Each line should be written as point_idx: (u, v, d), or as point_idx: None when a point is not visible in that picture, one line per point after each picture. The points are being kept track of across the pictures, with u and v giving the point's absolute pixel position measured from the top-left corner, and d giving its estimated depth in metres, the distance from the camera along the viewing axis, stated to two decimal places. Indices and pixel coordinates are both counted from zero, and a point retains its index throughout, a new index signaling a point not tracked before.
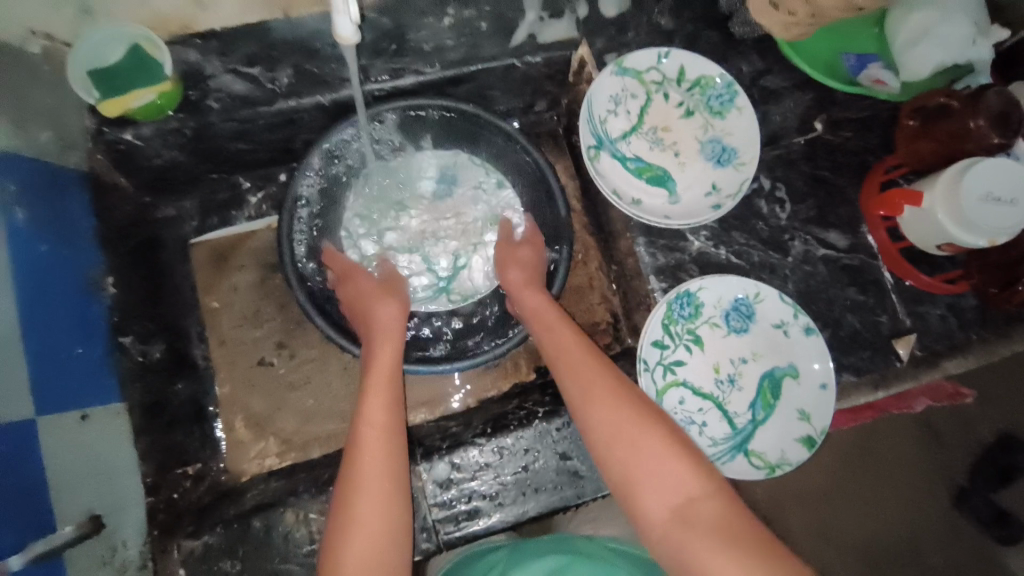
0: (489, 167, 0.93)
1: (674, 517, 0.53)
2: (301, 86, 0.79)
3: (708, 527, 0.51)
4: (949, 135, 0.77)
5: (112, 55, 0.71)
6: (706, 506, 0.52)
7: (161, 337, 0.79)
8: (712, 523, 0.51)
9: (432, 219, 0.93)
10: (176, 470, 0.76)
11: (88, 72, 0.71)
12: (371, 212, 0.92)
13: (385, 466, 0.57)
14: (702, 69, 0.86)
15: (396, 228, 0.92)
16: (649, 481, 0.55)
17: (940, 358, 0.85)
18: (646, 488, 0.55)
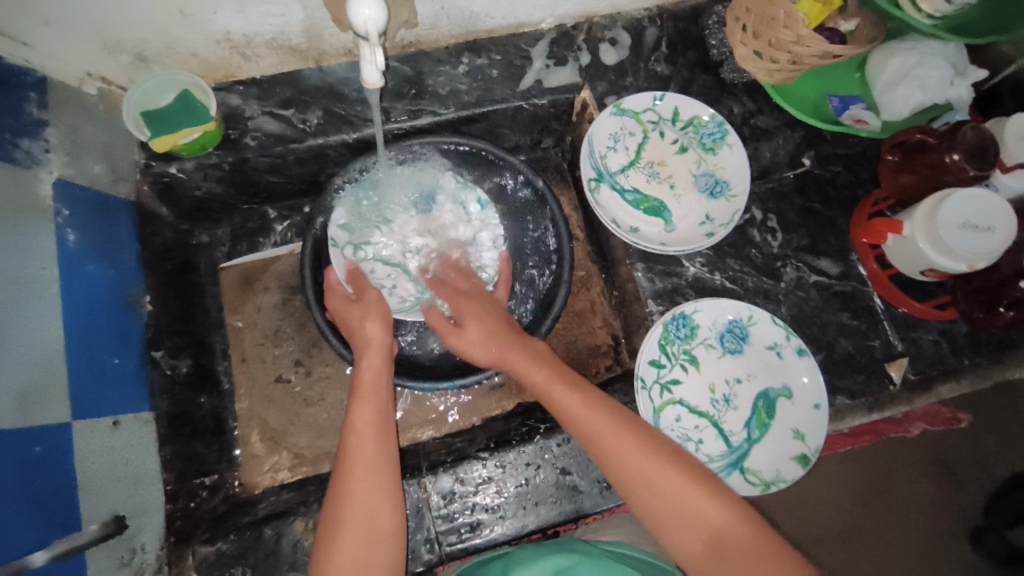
0: (470, 187, 0.96)
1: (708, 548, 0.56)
2: (329, 126, 0.88)
3: (741, 556, 0.54)
4: (929, 168, 0.82)
5: (165, 98, 0.81)
6: (735, 534, 0.56)
7: (189, 353, 0.85)
8: (743, 550, 0.55)
9: (415, 234, 0.94)
10: (194, 480, 0.79)
11: (145, 114, 0.80)
12: (357, 224, 0.92)
13: (378, 495, 0.61)
14: (694, 109, 0.93)
15: (381, 243, 0.93)
16: (669, 511, 0.58)
17: (935, 383, 0.88)
18: (668, 517, 0.58)
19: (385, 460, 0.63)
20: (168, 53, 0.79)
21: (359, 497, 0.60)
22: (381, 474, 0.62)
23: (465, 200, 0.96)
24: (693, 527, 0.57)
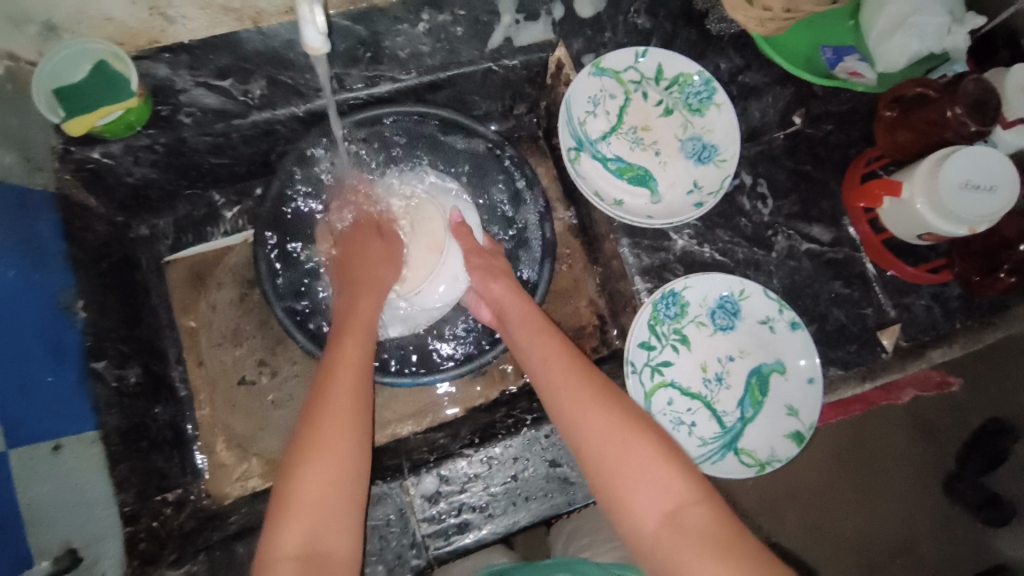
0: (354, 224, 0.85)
1: (664, 521, 0.54)
2: (276, 97, 0.79)
3: (695, 532, 0.52)
4: (926, 124, 0.77)
5: (81, 73, 0.69)
6: (697, 513, 0.54)
7: (137, 360, 0.78)
8: (698, 527, 0.53)
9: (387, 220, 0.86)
10: (156, 497, 0.74)
11: (54, 91, 0.69)
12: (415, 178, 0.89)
13: (345, 444, 0.56)
14: (679, 67, 0.86)
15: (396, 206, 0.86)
16: (641, 487, 0.56)
17: (927, 348, 0.86)
18: (638, 493, 0.56)
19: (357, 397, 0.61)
20: (81, 19, 0.67)
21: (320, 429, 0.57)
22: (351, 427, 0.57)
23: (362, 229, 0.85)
24: (658, 496, 0.55)
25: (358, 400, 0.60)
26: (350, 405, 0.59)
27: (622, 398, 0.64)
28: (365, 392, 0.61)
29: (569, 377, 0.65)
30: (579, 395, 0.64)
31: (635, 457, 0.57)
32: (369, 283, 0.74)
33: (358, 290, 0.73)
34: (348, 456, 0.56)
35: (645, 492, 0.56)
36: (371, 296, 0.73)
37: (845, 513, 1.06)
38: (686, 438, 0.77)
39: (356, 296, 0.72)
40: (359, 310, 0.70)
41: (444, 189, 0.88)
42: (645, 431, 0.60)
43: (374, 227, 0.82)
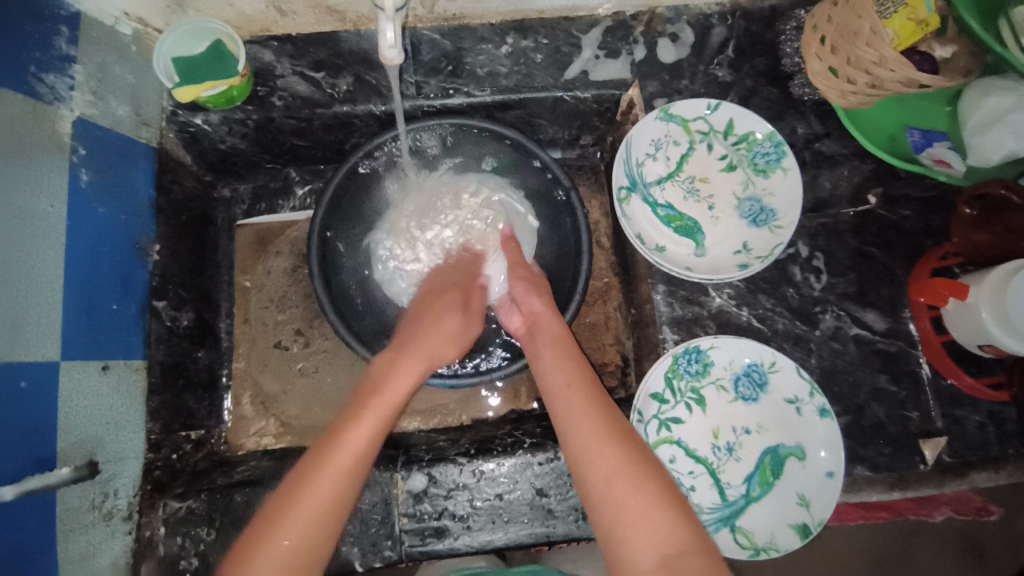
0: (404, 202, 0.90)
1: (663, 566, 0.53)
2: (358, 94, 0.85)
3: None
4: (1007, 229, 0.73)
5: (200, 48, 0.80)
6: (694, 562, 0.53)
7: (191, 306, 0.86)
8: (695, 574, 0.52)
9: (430, 205, 0.90)
10: (179, 433, 0.81)
11: (173, 60, 0.79)
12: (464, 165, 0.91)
13: (307, 550, 0.53)
14: (751, 125, 0.84)
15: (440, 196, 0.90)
16: (641, 528, 0.55)
17: (972, 470, 0.77)
18: (638, 534, 0.55)
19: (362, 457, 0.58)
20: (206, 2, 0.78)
21: (320, 479, 0.56)
22: (342, 489, 0.56)
23: (412, 209, 0.90)
24: (657, 541, 0.54)
25: (335, 502, 0.56)
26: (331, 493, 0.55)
27: (631, 434, 0.63)
28: (367, 456, 0.59)
29: (581, 401, 0.65)
30: (592, 424, 0.62)
31: (640, 498, 0.56)
32: (413, 352, 0.72)
33: (399, 359, 0.70)
34: (327, 526, 0.54)
35: (645, 535, 0.54)
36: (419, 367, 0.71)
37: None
38: None
39: (394, 366, 0.69)
40: (389, 383, 0.67)
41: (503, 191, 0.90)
42: (650, 473, 0.58)
43: (458, 297, 0.80)
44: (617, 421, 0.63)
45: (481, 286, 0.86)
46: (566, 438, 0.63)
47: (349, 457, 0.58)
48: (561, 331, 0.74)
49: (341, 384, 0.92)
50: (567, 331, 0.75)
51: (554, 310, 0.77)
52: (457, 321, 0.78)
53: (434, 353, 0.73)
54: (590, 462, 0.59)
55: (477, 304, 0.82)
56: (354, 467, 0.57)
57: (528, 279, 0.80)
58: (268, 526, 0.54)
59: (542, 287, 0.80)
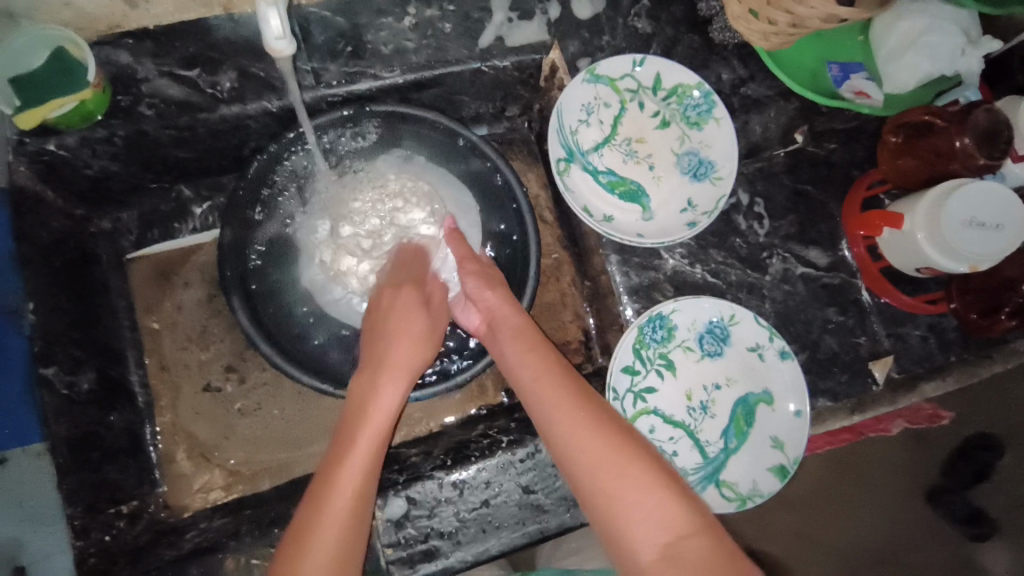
0: (333, 205, 0.82)
1: (664, 557, 0.51)
2: (245, 90, 0.73)
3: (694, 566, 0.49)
4: (934, 153, 0.75)
5: (38, 61, 0.66)
6: (695, 544, 0.51)
7: (91, 365, 0.74)
8: (698, 560, 0.50)
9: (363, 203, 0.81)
10: (108, 510, 0.71)
11: (10, 78, 0.65)
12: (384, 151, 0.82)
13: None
14: (679, 77, 0.81)
15: (363, 193, 0.82)
16: (635, 519, 0.53)
17: (919, 380, 0.83)
18: (633, 527, 0.52)
19: (358, 512, 0.58)
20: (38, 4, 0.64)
21: (311, 546, 0.55)
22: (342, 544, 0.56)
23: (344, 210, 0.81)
24: (652, 531, 0.52)
25: (346, 536, 0.56)
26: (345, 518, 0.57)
27: (614, 417, 0.60)
28: (360, 510, 0.58)
29: (555, 394, 0.62)
30: (574, 415, 0.59)
31: (631, 483, 0.54)
32: (391, 366, 0.68)
33: (377, 377, 0.67)
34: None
35: (640, 527, 0.52)
36: (397, 385, 0.67)
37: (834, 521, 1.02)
38: None
39: (373, 385, 0.66)
40: (373, 406, 0.64)
41: (433, 170, 0.83)
42: (636, 460, 0.56)
43: (420, 290, 0.75)
44: (596, 408, 0.60)
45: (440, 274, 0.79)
46: (548, 437, 0.60)
47: (340, 517, 0.57)
48: (524, 322, 0.70)
49: (291, 416, 0.84)
50: (532, 322, 0.71)
51: (514, 302, 0.72)
52: (426, 315, 0.73)
53: (413, 363, 0.69)
54: (573, 457, 0.57)
55: (438, 298, 0.76)
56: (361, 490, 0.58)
57: (477, 274, 0.74)
58: (309, 522, 0.56)
59: (496, 279, 0.74)
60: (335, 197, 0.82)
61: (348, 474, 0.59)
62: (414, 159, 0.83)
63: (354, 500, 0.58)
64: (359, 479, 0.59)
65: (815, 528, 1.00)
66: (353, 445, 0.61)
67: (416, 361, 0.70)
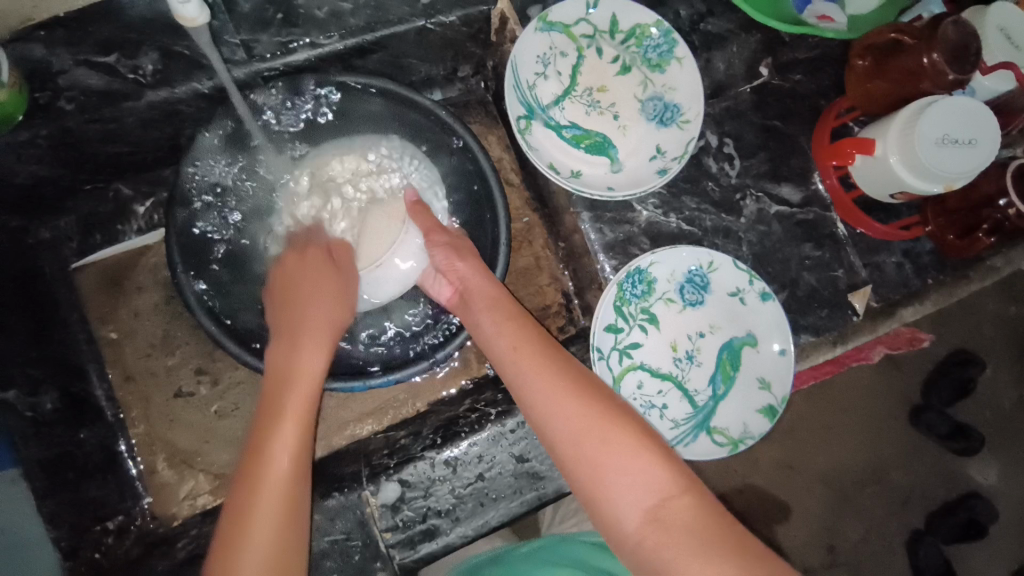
0: (291, 189, 0.78)
1: (651, 519, 0.49)
2: (171, 73, 0.67)
3: (681, 526, 0.48)
4: (905, 73, 0.73)
5: None
6: (681, 506, 0.49)
7: (53, 385, 0.69)
8: (684, 519, 0.48)
9: (321, 185, 0.77)
10: (94, 528, 0.69)
11: None
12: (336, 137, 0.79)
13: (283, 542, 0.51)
14: (635, 17, 0.77)
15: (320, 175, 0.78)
16: (619, 482, 0.51)
17: (896, 306, 0.84)
18: (618, 491, 0.51)
19: (292, 497, 0.53)
20: None
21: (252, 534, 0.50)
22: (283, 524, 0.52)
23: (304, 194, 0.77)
24: (637, 494, 0.50)
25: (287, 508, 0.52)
26: (276, 507, 0.52)
27: (596, 385, 0.58)
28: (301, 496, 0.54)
29: (532, 363, 0.60)
30: (551, 384, 0.57)
31: (611, 450, 0.52)
32: (309, 330, 0.63)
33: (299, 340, 0.62)
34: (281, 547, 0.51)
35: (625, 490, 0.51)
36: (318, 347, 0.62)
37: (816, 448, 1.05)
38: (658, 422, 0.74)
39: (295, 349, 0.61)
40: (296, 365, 0.60)
41: (395, 150, 0.79)
42: (617, 422, 0.54)
43: (324, 254, 0.71)
44: (576, 374, 0.59)
45: (396, 251, 0.75)
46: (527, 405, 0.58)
47: (278, 501, 0.52)
48: (499, 294, 0.67)
49: None
50: (508, 294, 0.68)
51: (488, 276, 0.69)
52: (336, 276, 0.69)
53: (332, 323, 0.65)
54: (554, 423, 0.56)
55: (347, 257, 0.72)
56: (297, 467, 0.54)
57: (447, 246, 0.71)
58: (243, 497, 0.52)
59: (471, 253, 0.71)
60: (292, 182, 0.78)
61: (277, 447, 0.54)
62: (370, 137, 0.79)
63: (283, 488, 0.53)
64: (289, 441, 0.55)
65: (802, 456, 1.05)
66: (283, 410, 0.56)
67: (334, 319, 0.65)
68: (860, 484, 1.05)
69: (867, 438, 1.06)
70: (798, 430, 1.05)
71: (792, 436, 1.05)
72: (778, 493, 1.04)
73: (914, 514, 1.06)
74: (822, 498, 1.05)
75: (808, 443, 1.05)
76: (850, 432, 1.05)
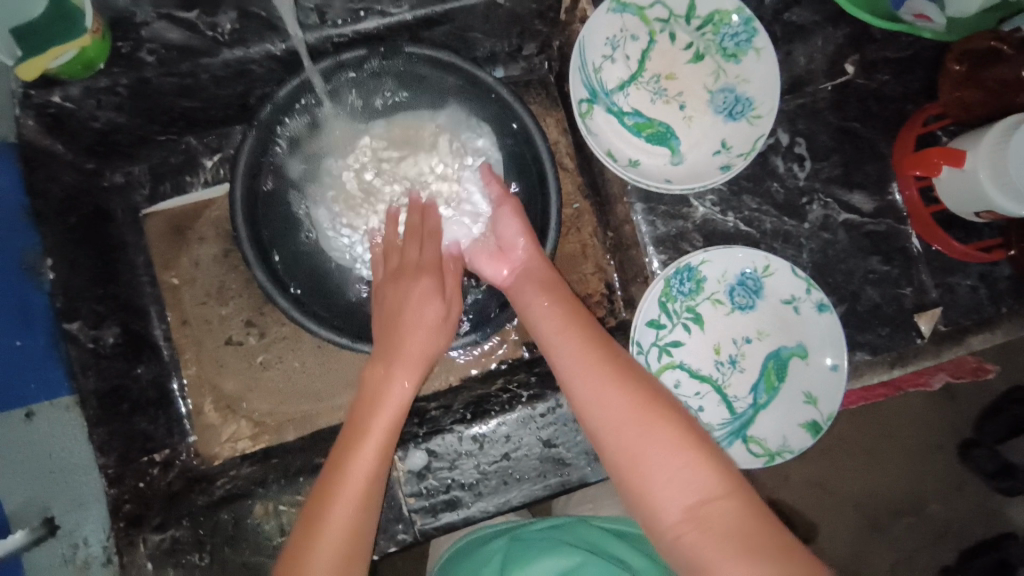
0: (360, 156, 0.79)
1: (690, 515, 0.48)
2: (247, 32, 0.69)
3: (722, 527, 0.47)
4: (999, 84, 0.68)
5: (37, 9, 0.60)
6: (722, 506, 0.48)
7: (115, 320, 0.75)
8: (727, 519, 0.47)
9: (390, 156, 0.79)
10: (141, 459, 0.73)
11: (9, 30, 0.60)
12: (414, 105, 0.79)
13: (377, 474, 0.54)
14: (715, 2, 0.73)
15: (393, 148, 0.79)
16: (660, 475, 0.50)
17: (967, 334, 0.77)
18: (659, 484, 0.50)
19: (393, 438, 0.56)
20: None
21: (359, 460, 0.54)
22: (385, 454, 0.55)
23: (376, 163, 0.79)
24: (678, 489, 0.49)
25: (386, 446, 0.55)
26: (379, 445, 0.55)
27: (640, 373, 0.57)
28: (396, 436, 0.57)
29: (578, 347, 0.59)
30: (595, 370, 0.56)
31: (655, 442, 0.51)
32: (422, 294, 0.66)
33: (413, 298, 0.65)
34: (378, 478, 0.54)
35: (666, 485, 0.50)
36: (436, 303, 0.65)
37: (856, 472, 1.00)
38: None
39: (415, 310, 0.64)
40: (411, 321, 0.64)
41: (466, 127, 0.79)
42: (662, 414, 0.53)
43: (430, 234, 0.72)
44: (621, 362, 0.57)
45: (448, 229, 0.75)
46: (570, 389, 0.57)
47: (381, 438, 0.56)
48: (548, 276, 0.67)
49: (313, 369, 0.84)
50: (556, 274, 0.68)
51: (538, 258, 0.69)
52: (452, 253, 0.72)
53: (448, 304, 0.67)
54: (595, 409, 0.55)
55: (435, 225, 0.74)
56: (370, 489, 0.54)
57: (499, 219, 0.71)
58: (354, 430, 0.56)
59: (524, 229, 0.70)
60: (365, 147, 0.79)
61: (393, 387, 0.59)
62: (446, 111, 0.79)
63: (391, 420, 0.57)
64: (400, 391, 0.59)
65: (839, 479, 1.00)
66: (393, 363, 0.60)
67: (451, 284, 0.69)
68: (899, 514, 1.00)
69: (910, 468, 1.00)
70: (838, 450, 1.00)
71: (831, 456, 1.00)
72: (810, 515, 1.00)
73: (948, 552, 1.00)
74: (853, 525, 1.00)
75: (847, 465, 1.00)
76: (894, 460, 1.00)
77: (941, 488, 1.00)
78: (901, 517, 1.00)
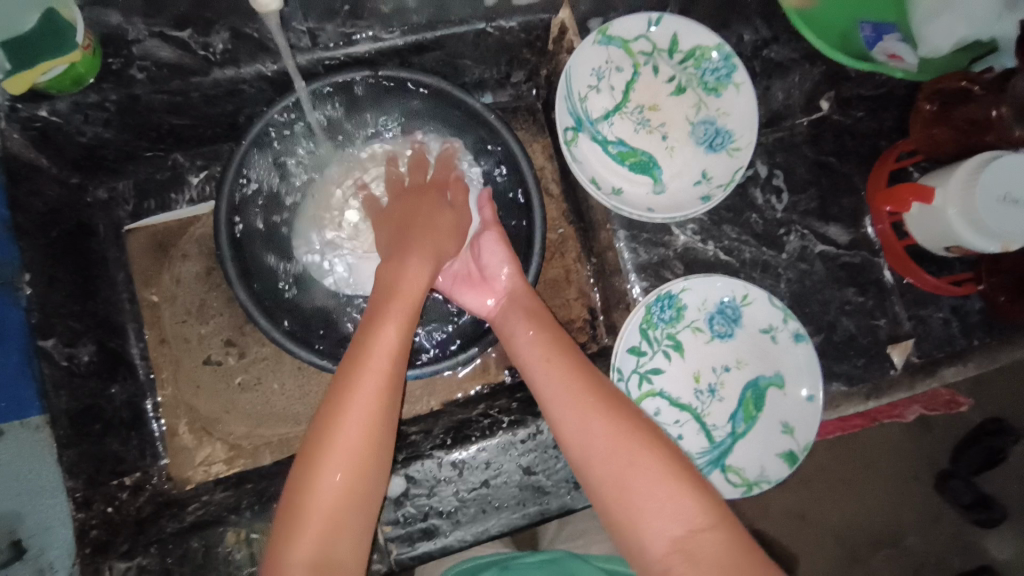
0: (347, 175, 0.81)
1: (677, 549, 0.48)
2: (239, 52, 0.69)
3: (708, 561, 0.47)
4: (968, 123, 0.70)
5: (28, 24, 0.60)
6: (708, 539, 0.48)
7: (91, 338, 0.73)
8: (712, 553, 0.47)
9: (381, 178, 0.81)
10: (109, 482, 0.71)
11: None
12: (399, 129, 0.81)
13: (372, 435, 0.51)
14: (697, 38, 0.75)
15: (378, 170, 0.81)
16: (648, 508, 0.50)
17: (939, 366, 0.79)
18: (646, 518, 0.49)
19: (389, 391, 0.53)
20: None
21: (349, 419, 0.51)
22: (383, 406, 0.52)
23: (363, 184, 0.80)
24: (665, 522, 0.49)
25: (379, 405, 0.52)
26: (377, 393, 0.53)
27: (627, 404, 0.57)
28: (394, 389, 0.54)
29: (564, 378, 0.59)
30: (581, 403, 0.56)
31: (642, 474, 0.51)
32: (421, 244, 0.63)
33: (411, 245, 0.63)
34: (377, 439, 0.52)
35: (653, 518, 0.49)
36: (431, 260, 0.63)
37: (833, 500, 1.01)
38: None
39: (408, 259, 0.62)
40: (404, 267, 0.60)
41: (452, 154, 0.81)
42: (648, 446, 0.52)
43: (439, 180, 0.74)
44: (608, 394, 0.57)
45: None
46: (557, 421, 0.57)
47: (372, 394, 0.52)
48: (536, 306, 0.67)
49: (291, 390, 0.83)
50: (540, 305, 0.68)
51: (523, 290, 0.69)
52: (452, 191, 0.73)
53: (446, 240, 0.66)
54: (582, 442, 0.55)
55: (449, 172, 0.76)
56: (363, 458, 0.51)
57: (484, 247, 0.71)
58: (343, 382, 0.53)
59: (511, 260, 0.71)
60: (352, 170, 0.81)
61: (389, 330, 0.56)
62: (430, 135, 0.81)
63: (387, 372, 0.54)
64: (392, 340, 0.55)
65: (817, 507, 1.01)
66: (387, 311, 0.57)
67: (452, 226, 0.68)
68: (876, 543, 1.00)
69: (886, 496, 1.01)
70: (815, 479, 1.01)
71: (808, 484, 1.01)
72: (789, 544, 1.00)
73: None
74: (832, 554, 1.00)
75: (825, 493, 1.01)
76: (870, 488, 1.01)
77: (918, 518, 1.01)
78: (878, 546, 1.00)
